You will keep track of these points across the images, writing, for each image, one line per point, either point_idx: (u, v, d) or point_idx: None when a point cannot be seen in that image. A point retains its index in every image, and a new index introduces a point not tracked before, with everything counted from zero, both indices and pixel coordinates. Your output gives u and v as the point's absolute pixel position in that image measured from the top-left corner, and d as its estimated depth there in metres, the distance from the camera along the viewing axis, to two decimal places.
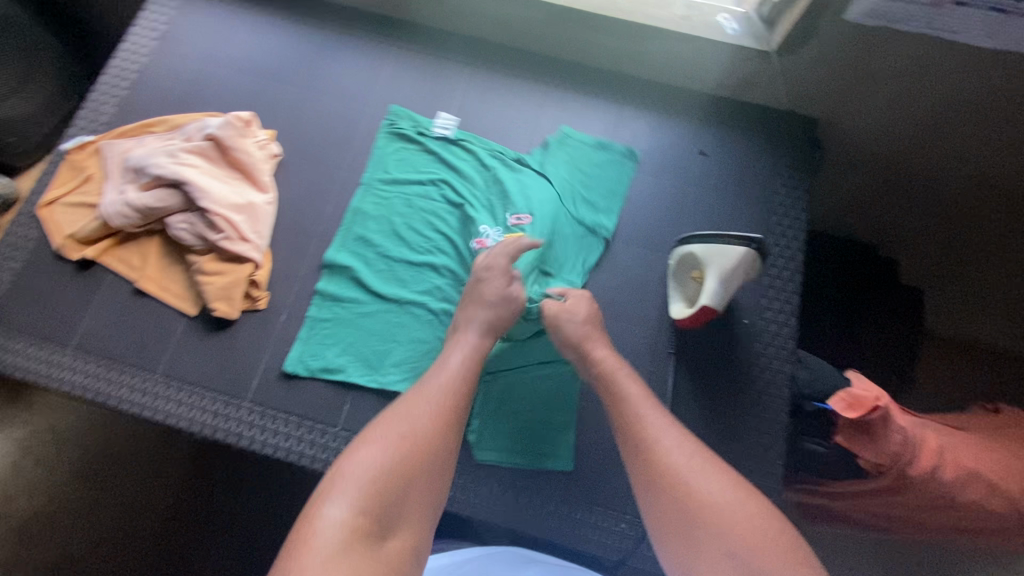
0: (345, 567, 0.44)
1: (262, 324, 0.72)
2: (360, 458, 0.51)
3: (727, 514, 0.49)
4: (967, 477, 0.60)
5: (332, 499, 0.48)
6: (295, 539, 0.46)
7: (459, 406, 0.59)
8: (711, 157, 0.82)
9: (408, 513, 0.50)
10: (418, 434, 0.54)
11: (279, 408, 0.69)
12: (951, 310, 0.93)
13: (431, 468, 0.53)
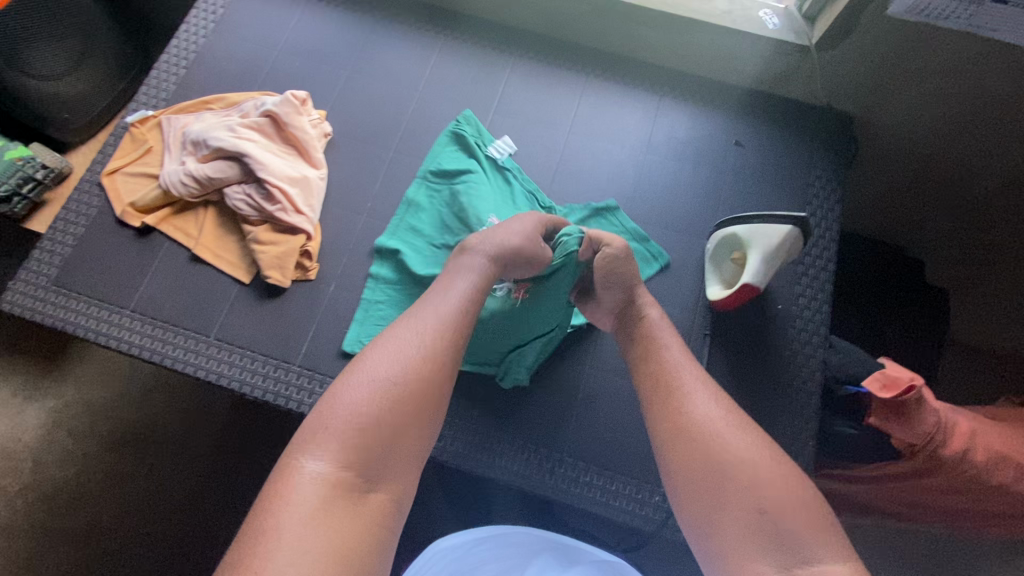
0: (324, 519, 0.47)
1: (313, 294, 0.76)
2: (342, 412, 0.52)
3: (760, 471, 0.51)
4: (999, 460, 0.61)
5: (313, 452, 0.50)
6: (275, 488, 0.48)
7: (446, 352, 0.58)
8: (748, 148, 0.84)
9: (392, 464, 0.52)
10: (402, 386, 0.54)
11: (328, 373, 0.72)
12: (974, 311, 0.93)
13: (415, 420, 0.54)
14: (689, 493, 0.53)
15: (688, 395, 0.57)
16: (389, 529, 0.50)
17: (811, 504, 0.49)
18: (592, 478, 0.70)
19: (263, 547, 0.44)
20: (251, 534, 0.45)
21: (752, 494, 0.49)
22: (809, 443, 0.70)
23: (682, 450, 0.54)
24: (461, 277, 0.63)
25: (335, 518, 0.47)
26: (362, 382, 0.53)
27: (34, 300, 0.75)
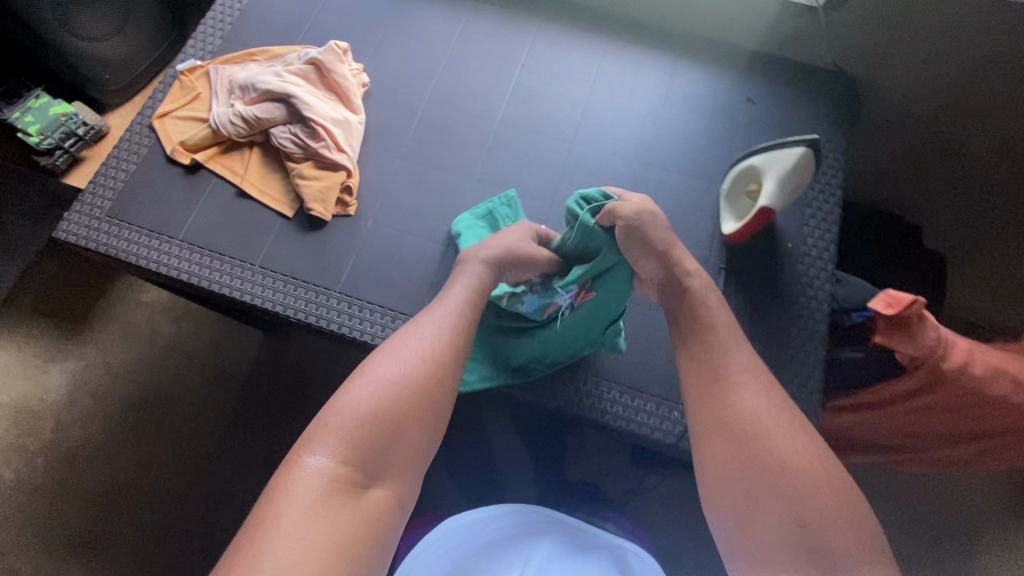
0: (325, 511, 0.48)
1: (352, 227, 0.80)
2: (346, 410, 0.54)
3: (800, 466, 0.52)
4: (997, 373, 0.66)
5: (314, 449, 0.52)
6: (276, 484, 0.50)
7: (451, 355, 0.61)
8: (759, 104, 0.90)
9: (393, 463, 0.54)
10: (404, 387, 0.57)
11: (366, 298, 0.77)
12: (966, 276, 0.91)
13: (417, 420, 0.56)
14: (728, 493, 0.53)
15: (727, 392, 0.58)
16: (389, 527, 0.52)
17: (858, 517, 0.50)
18: (616, 397, 0.77)
19: (262, 538, 0.45)
20: (248, 529, 0.46)
21: (794, 506, 0.50)
22: (817, 367, 0.75)
23: (719, 446, 0.55)
24: (457, 284, 0.68)
25: (336, 512, 0.49)
26: (365, 383, 0.56)
27: (88, 230, 0.79)
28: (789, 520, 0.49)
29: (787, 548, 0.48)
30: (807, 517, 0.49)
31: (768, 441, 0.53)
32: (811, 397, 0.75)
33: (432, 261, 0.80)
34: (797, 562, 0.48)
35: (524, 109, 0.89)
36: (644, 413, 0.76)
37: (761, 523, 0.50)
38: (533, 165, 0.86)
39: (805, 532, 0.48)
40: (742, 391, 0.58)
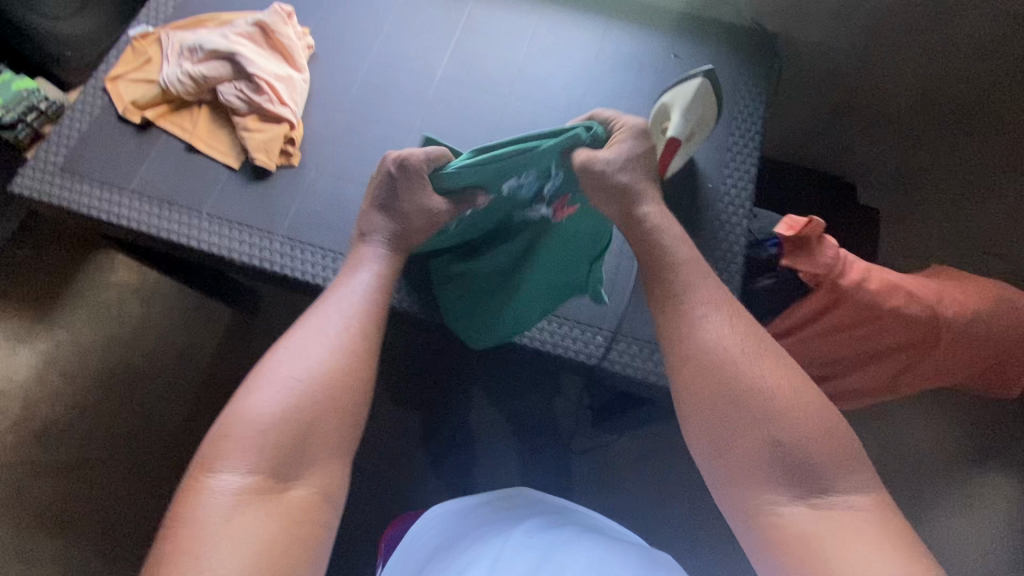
0: (239, 521, 0.53)
1: (296, 176, 0.85)
2: (252, 421, 0.59)
3: (768, 391, 0.58)
4: (890, 287, 0.71)
5: (222, 467, 0.56)
6: (188, 507, 0.54)
7: (355, 351, 0.67)
8: (685, 61, 0.96)
9: (307, 463, 0.59)
10: (308, 389, 0.62)
11: (308, 241, 0.81)
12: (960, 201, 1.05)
13: (324, 420, 0.61)
14: (706, 429, 0.59)
15: (690, 330, 0.63)
16: (314, 517, 0.57)
17: (828, 429, 0.56)
18: (544, 323, 0.82)
19: (186, 550, 0.51)
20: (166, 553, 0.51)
21: (770, 430, 0.56)
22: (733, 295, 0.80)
23: (689, 381, 0.61)
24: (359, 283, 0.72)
25: (254, 518, 0.54)
26: (270, 391, 0.61)
27: (40, 183, 0.83)
28: (765, 442, 0.56)
29: (763, 468, 0.55)
30: (780, 437, 0.55)
31: (734, 369, 0.59)
32: None
33: None
34: (773, 479, 0.55)
35: (463, 67, 0.94)
36: (568, 335, 0.81)
37: (737, 449, 0.57)
38: (470, 118, 0.91)
39: (780, 451, 0.55)
40: (702, 326, 0.63)
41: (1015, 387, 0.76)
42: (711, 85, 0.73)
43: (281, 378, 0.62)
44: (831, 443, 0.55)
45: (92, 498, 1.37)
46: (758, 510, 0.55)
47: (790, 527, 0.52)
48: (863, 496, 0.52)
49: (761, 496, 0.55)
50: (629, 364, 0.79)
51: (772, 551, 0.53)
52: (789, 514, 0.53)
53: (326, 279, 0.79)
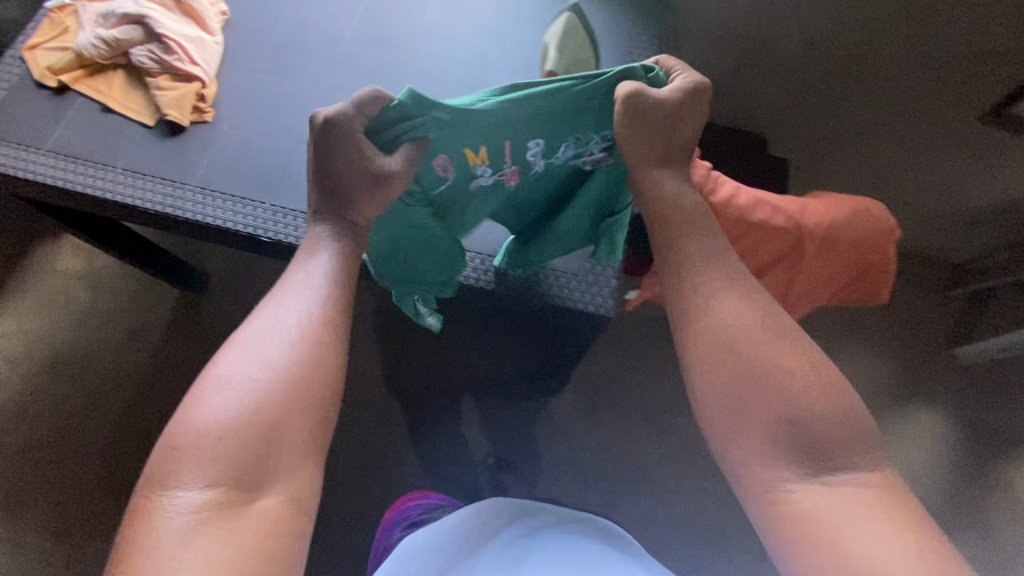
0: (203, 536, 0.56)
1: (208, 131, 0.89)
2: (204, 435, 0.60)
3: (784, 369, 0.63)
4: (757, 203, 0.78)
5: (179, 484, 0.58)
6: (147, 526, 0.56)
7: (311, 353, 0.67)
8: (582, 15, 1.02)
9: (271, 473, 0.61)
10: (264, 395, 0.63)
11: (220, 189, 0.85)
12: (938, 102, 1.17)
13: (287, 427, 0.63)
14: (726, 402, 0.64)
15: (702, 312, 0.68)
16: (282, 526, 0.60)
17: (838, 405, 0.61)
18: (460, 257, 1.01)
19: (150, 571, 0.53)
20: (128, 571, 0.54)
21: (787, 409, 0.61)
22: None
23: (704, 361, 0.66)
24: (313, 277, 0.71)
25: (218, 533, 0.56)
26: (219, 402, 0.62)
27: None
28: (780, 421, 0.61)
29: (778, 448, 0.61)
30: (795, 416, 0.61)
31: (749, 347, 0.64)
32: None
33: (283, 156, 0.88)
34: (787, 458, 0.60)
35: (372, 25, 0.98)
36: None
37: (756, 425, 0.62)
38: (378, 71, 0.95)
39: (795, 429, 0.61)
40: (709, 307, 0.68)
41: (883, 291, 0.85)
42: (578, 18, 0.79)
43: (234, 387, 0.63)
44: (840, 420, 0.61)
45: (42, 478, 1.38)
46: (772, 488, 0.60)
47: (803, 501, 0.58)
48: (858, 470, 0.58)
49: (778, 476, 0.60)
50: None
51: (783, 529, 0.59)
52: (802, 491, 0.59)
53: (236, 224, 0.84)
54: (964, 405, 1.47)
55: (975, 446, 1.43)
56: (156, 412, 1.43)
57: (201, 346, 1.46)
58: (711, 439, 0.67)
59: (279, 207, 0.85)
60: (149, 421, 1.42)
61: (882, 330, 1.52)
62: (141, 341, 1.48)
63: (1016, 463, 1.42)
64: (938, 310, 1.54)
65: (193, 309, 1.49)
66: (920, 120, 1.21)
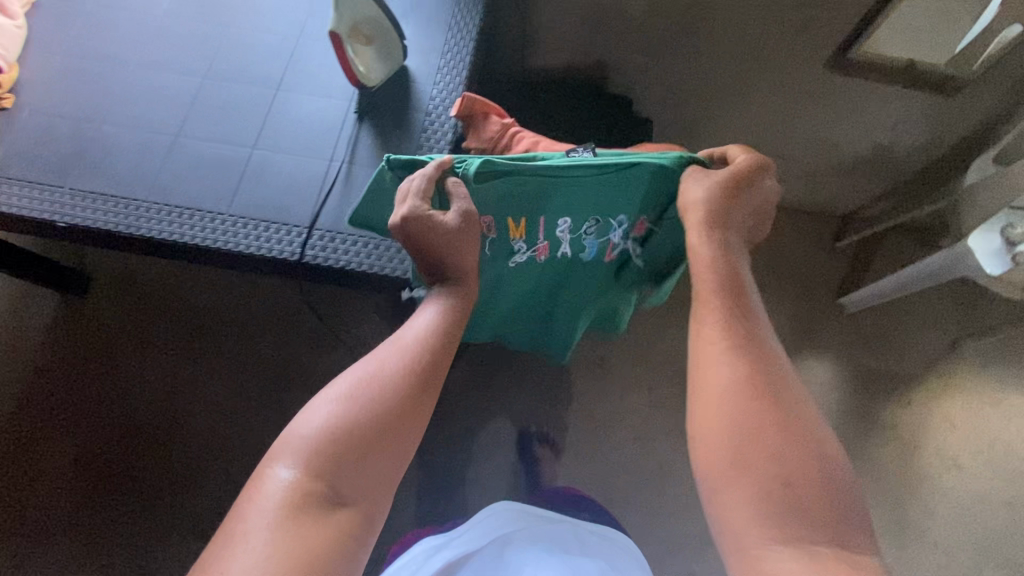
0: (286, 528, 0.57)
1: (7, 119, 0.85)
2: (319, 423, 0.63)
3: (779, 425, 0.61)
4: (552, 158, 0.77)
5: (282, 462, 0.61)
6: (249, 493, 0.60)
7: (424, 369, 0.68)
8: None
9: (359, 485, 0.62)
10: (377, 400, 0.64)
11: (16, 177, 0.82)
12: (804, 41, 1.12)
13: (385, 445, 0.63)
14: (721, 452, 0.61)
15: (710, 360, 0.66)
16: (358, 542, 0.60)
17: (828, 480, 0.58)
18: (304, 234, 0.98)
19: (237, 545, 0.56)
20: (226, 530, 0.58)
21: (783, 472, 0.58)
22: None
23: (708, 409, 0.64)
24: (432, 296, 0.74)
25: (298, 530, 0.57)
26: (337, 395, 0.64)
27: None
28: (773, 478, 0.58)
29: (771, 508, 0.57)
30: (791, 480, 0.58)
31: (751, 405, 0.62)
32: None
33: (87, 138, 0.85)
34: (772, 520, 0.57)
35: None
36: (266, 234, 0.80)
37: (753, 483, 0.59)
38: (189, 45, 0.91)
39: (790, 492, 0.58)
40: (719, 356, 0.66)
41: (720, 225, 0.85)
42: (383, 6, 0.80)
43: (344, 389, 0.65)
44: (825, 487, 0.58)
45: None
46: (754, 546, 0.57)
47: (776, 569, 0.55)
48: (825, 513, 0.57)
49: (757, 548, 0.57)
50: (327, 255, 0.79)
51: None
52: (782, 558, 0.56)
53: (32, 211, 0.80)
54: (853, 353, 1.50)
55: (862, 391, 1.47)
56: (43, 417, 1.34)
57: (89, 346, 1.39)
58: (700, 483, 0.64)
59: (77, 190, 0.81)
60: (36, 418, 1.34)
61: (775, 287, 1.55)
62: (18, 336, 1.39)
63: (901, 404, 1.46)
64: (827, 264, 1.57)
65: (76, 301, 1.42)
66: (777, 71, 1.21)
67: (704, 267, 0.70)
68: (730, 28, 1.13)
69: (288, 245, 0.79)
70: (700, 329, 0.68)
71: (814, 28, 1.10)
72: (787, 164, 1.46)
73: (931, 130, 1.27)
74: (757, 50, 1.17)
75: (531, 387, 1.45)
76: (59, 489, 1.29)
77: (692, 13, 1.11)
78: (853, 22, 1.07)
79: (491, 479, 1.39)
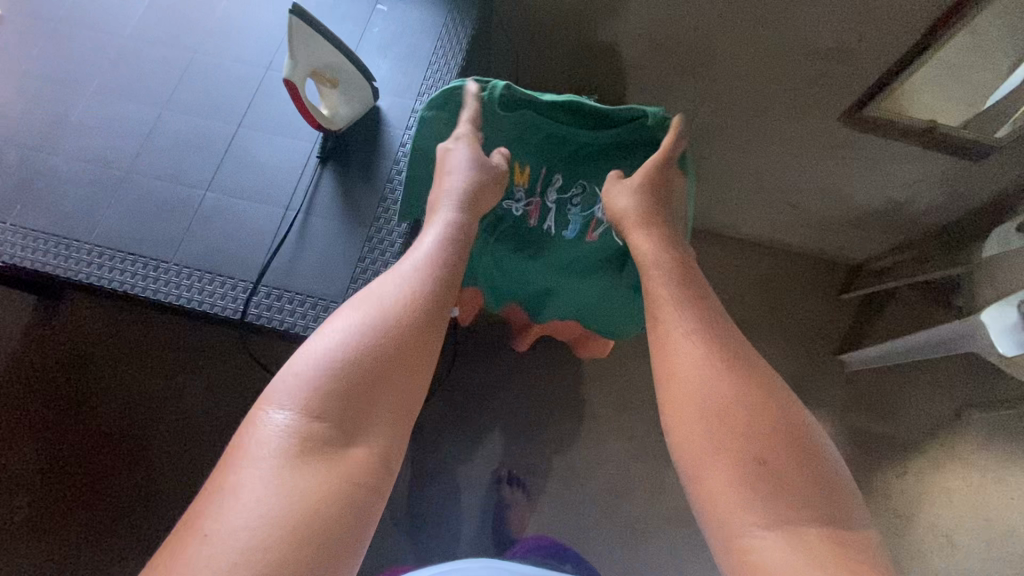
0: (288, 470, 0.53)
1: None
2: (313, 361, 0.59)
3: (745, 401, 0.61)
4: None
5: (278, 404, 0.57)
6: (243, 440, 0.56)
7: (424, 304, 0.65)
8: (386, 9, 0.92)
9: (367, 423, 0.58)
10: (376, 335, 0.61)
11: None
12: (821, 92, 1.04)
13: (391, 381, 0.60)
14: (693, 431, 0.62)
15: (674, 339, 0.67)
16: (367, 483, 0.56)
17: (801, 458, 0.58)
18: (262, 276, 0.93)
19: (235, 492, 0.52)
20: (222, 477, 0.54)
21: (754, 448, 0.58)
22: (386, 248, 0.78)
23: (676, 395, 0.65)
24: (430, 231, 0.71)
25: (301, 471, 0.53)
26: (332, 333, 0.61)
27: None
28: (750, 455, 0.58)
29: (751, 487, 0.57)
30: (764, 457, 0.58)
31: (714, 386, 0.63)
32: (385, 272, 0.77)
33: (35, 168, 0.80)
34: (753, 501, 0.56)
35: (152, 20, 0.88)
36: (209, 288, 0.76)
37: (728, 458, 0.59)
38: (152, 73, 0.85)
39: (762, 470, 0.57)
40: (678, 332, 0.68)
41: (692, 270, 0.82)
42: (337, 45, 0.73)
43: (339, 328, 0.61)
44: (802, 462, 0.58)
45: None
46: (735, 533, 0.56)
47: (757, 557, 0.54)
48: (803, 499, 0.56)
49: (734, 529, 0.57)
50: (271, 316, 0.75)
51: None
52: (769, 542, 0.55)
53: None
54: (849, 413, 1.42)
55: (857, 456, 1.39)
56: None
57: (49, 355, 1.31)
58: (680, 470, 0.64)
59: (19, 227, 0.78)
60: None
61: (772, 335, 1.47)
62: None
63: (896, 472, 1.38)
64: (830, 316, 1.49)
65: (37, 306, 1.34)
66: (786, 120, 1.13)
67: (648, 263, 0.74)
68: (738, 73, 1.05)
69: (232, 303, 0.75)
70: (658, 314, 0.70)
71: (830, 80, 1.02)
72: (795, 210, 1.37)
73: (951, 191, 1.18)
74: (765, 98, 1.09)
75: (507, 426, 1.40)
76: (9, 501, 1.22)
77: (698, 57, 1.04)
78: (869, 77, 0.99)
79: (458, 522, 1.33)
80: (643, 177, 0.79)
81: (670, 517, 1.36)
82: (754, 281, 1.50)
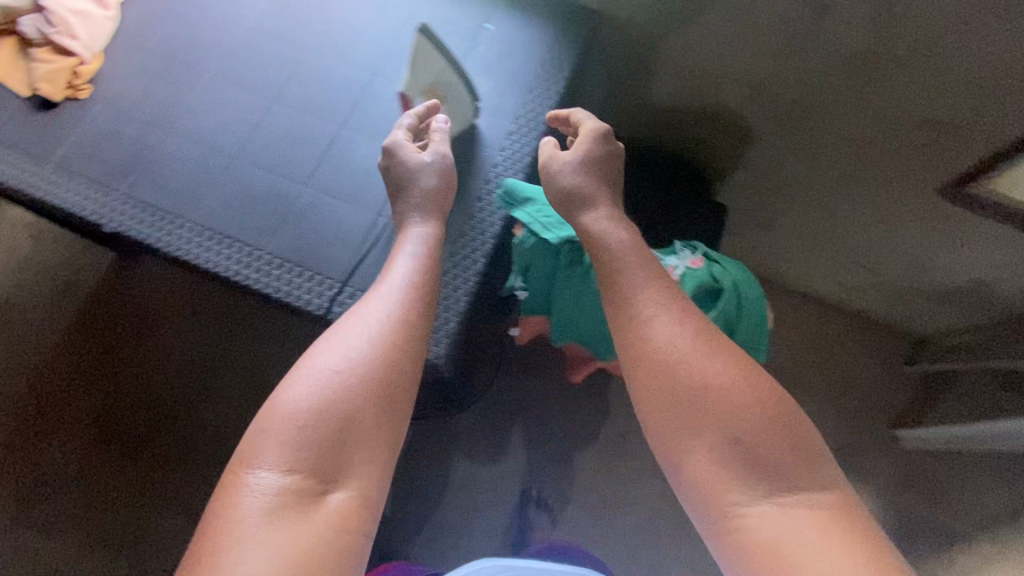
0: (276, 528, 0.51)
1: (80, 112, 0.86)
2: (286, 414, 0.57)
3: (720, 381, 0.59)
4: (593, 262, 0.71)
5: (259, 465, 0.55)
6: (227, 508, 0.53)
7: (399, 334, 0.64)
8: (494, 30, 0.94)
9: (349, 462, 0.58)
10: (349, 373, 0.60)
11: (77, 172, 0.83)
12: (919, 160, 1.01)
13: (368, 416, 0.59)
14: (667, 420, 0.60)
15: (636, 333, 0.65)
16: (356, 527, 0.55)
17: (783, 429, 0.57)
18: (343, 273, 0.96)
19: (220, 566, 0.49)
20: (205, 549, 0.51)
21: (730, 428, 0.57)
22: None
23: (649, 388, 0.62)
24: (400, 259, 0.71)
25: (287, 524, 0.52)
26: (304, 380, 0.60)
27: None
28: (723, 440, 0.57)
29: (730, 469, 0.56)
30: (739, 436, 0.56)
31: (684, 371, 0.60)
32: None
33: (148, 143, 0.85)
34: (739, 478, 0.55)
35: (271, 14, 0.92)
36: (298, 281, 0.78)
37: (708, 443, 0.57)
38: (265, 65, 0.89)
39: (741, 447, 0.56)
40: (643, 327, 0.65)
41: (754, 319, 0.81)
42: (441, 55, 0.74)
43: (315, 372, 0.60)
44: (784, 431, 0.57)
45: None
46: (726, 515, 0.55)
47: (759, 531, 0.53)
48: (795, 480, 0.54)
49: (723, 502, 0.55)
50: None
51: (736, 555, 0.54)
52: (757, 516, 0.54)
53: (81, 209, 0.81)
54: (897, 491, 1.36)
55: (899, 539, 1.32)
56: (61, 373, 1.33)
57: (117, 311, 1.37)
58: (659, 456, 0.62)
59: (129, 197, 0.82)
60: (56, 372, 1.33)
61: (826, 397, 1.42)
62: (52, 286, 1.38)
63: (940, 563, 1.30)
64: (889, 388, 1.43)
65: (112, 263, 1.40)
66: (877, 183, 1.09)
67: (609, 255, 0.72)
68: (835, 130, 1.03)
69: (318, 299, 0.77)
70: (620, 312, 0.68)
71: (932, 150, 0.98)
72: (868, 274, 1.32)
73: None
74: (858, 159, 1.06)
75: (539, 447, 1.39)
76: (65, 447, 1.28)
77: (796, 108, 1.02)
78: (974, 153, 0.94)
79: (478, 536, 1.32)
80: (583, 155, 0.78)
81: (693, 568, 1.32)
82: (814, 339, 1.46)
